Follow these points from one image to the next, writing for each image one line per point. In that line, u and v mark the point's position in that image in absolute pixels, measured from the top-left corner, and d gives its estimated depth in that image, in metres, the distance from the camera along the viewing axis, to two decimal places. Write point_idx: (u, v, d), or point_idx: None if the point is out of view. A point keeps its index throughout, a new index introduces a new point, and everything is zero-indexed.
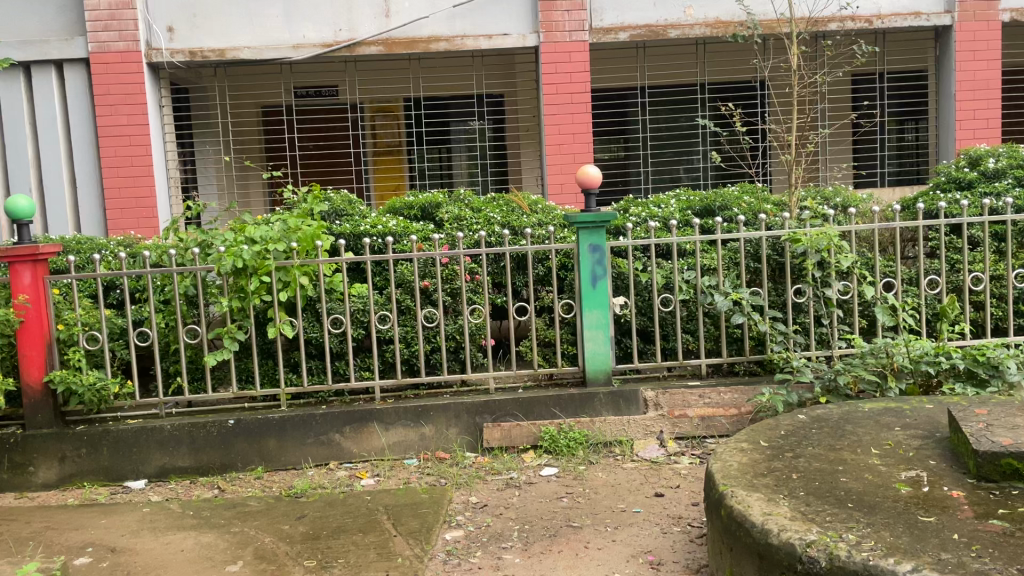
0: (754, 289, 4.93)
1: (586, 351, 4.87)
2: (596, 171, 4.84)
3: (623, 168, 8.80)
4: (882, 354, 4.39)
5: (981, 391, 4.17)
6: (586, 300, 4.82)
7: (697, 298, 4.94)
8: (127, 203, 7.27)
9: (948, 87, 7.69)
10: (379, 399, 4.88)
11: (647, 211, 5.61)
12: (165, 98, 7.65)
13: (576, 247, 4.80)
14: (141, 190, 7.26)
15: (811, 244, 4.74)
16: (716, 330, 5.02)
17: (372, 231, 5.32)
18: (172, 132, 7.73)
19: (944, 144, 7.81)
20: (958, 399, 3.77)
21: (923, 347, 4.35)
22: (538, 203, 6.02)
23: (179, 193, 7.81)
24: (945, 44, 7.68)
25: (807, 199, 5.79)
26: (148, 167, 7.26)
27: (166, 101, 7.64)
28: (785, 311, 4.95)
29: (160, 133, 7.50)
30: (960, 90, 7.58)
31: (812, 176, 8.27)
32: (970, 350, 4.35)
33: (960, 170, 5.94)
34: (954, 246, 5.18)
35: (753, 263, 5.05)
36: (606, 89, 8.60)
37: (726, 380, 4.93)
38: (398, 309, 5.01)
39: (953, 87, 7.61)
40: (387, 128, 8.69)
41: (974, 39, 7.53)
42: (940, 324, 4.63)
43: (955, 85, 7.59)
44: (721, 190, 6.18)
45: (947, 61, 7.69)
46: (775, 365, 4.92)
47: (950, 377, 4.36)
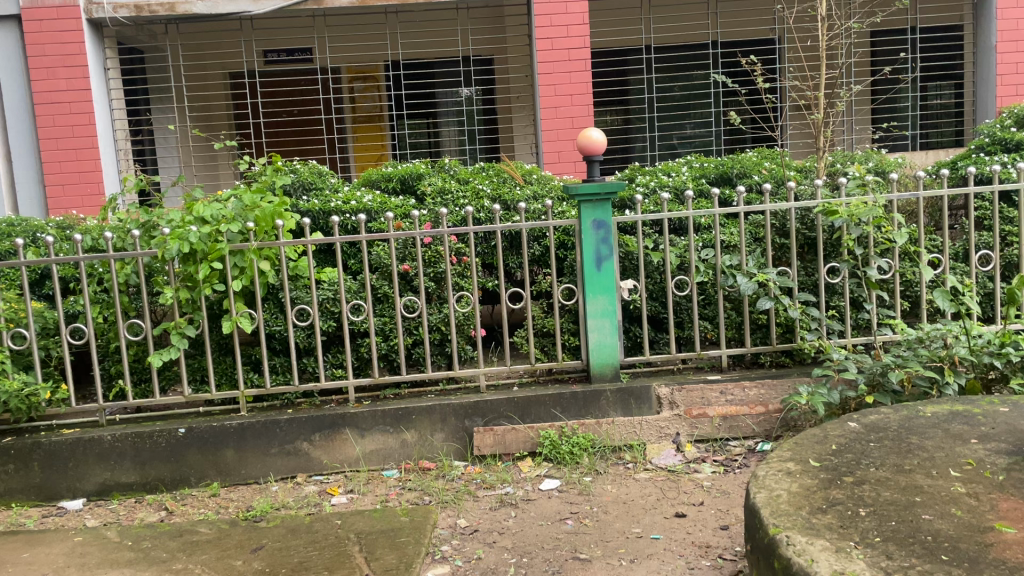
0: (781, 269, 4.31)
1: (590, 343, 4.25)
2: (601, 134, 4.15)
3: (624, 137, 8.10)
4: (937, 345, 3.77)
5: None
6: (590, 285, 4.21)
7: (716, 280, 4.34)
8: (69, 177, 6.57)
9: (987, 38, 7.04)
10: (354, 401, 4.25)
11: (654, 181, 4.98)
12: (111, 59, 6.93)
13: (578, 224, 4.18)
14: (85, 162, 6.57)
15: (849, 216, 4.10)
16: (737, 317, 4.40)
17: (343, 207, 4.67)
18: (121, 98, 7.01)
19: (982, 100, 7.15)
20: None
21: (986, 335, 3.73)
22: (532, 172, 5.38)
23: (130, 165, 7.10)
24: None
25: (834, 164, 5.15)
26: (91, 136, 6.55)
27: (111, 63, 6.93)
28: (818, 293, 4.32)
29: (106, 99, 6.78)
30: (1002, 41, 6.92)
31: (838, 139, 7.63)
32: None
33: (1006, 130, 5.29)
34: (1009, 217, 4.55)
35: (779, 239, 4.42)
36: (604, 49, 7.93)
37: (751, 374, 4.31)
38: (376, 297, 4.36)
39: (993, 38, 6.95)
40: (366, 93, 8.02)
41: None
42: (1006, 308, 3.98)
43: (996, 35, 6.93)
44: (736, 155, 5.54)
45: (986, 10, 7.04)
46: (807, 355, 4.31)
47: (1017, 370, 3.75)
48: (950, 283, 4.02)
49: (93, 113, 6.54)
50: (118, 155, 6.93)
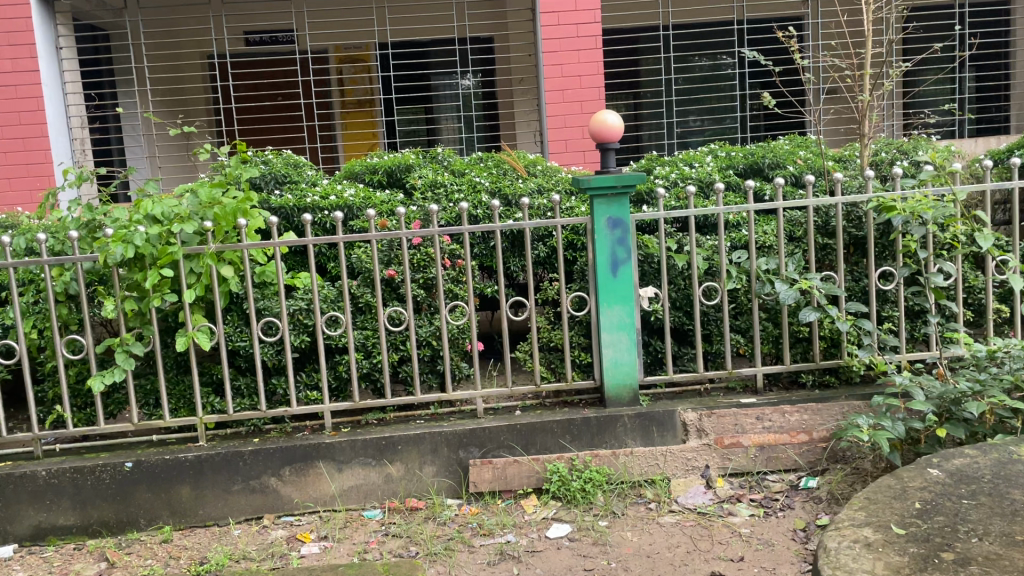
0: (826, 273, 3.71)
1: (604, 360, 3.67)
2: (617, 118, 3.56)
3: (635, 126, 7.49)
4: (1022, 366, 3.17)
5: None
6: (605, 293, 3.62)
7: (750, 287, 3.75)
8: (15, 170, 5.98)
9: None
10: (331, 428, 3.67)
11: (675, 171, 4.41)
12: (66, 39, 6.31)
13: (589, 221, 3.60)
14: (33, 154, 5.97)
15: (908, 212, 3.50)
16: (775, 329, 3.80)
17: (320, 203, 4.09)
18: (77, 82, 6.40)
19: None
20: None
21: None
22: (536, 163, 4.79)
23: (86, 156, 6.50)
24: None
25: (879, 153, 4.56)
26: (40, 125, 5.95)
27: (66, 43, 6.31)
28: (869, 302, 3.72)
29: (59, 83, 6.18)
30: None
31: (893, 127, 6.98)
32: None
33: None
34: None
35: (823, 240, 3.82)
36: (613, 31, 7.35)
37: (791, 396, 3.72)
38: (356, 307, 3.76)
39: None
40: (357, 80, 7.46)
41: None
42: None
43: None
44: (766, 142, 4.96)
45: None
46: (855, 374, 3.72)
47: None
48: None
49: (43, 99, 5.94)
50: (72, 147, 6.32)
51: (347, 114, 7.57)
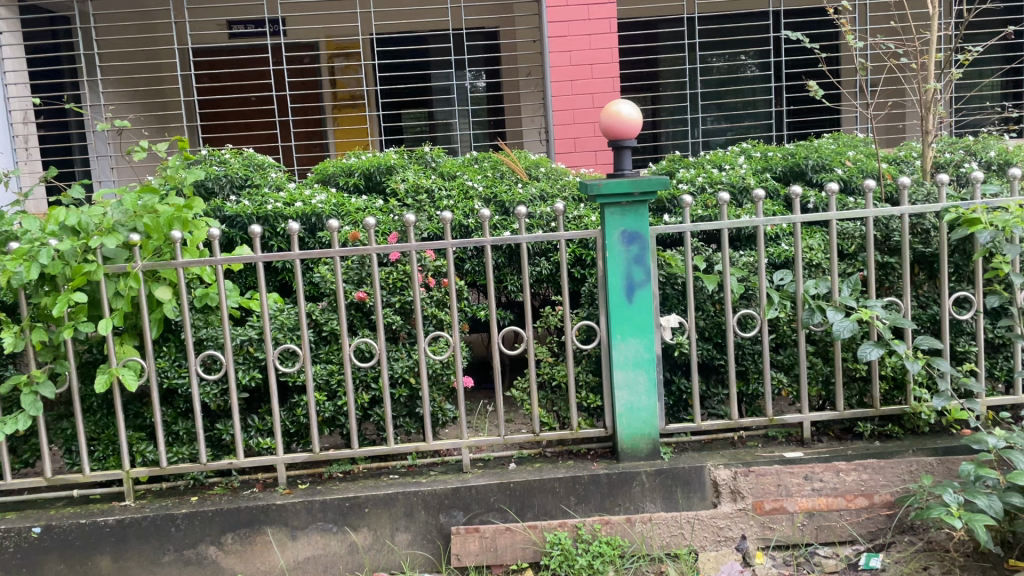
0: (889, 299, 3.05)
1: (617, 405, 3.02)
2: (634, 109, 2.91)
3: (652, 126, 6.84)
4: None
5: None
6: (618, 322, 2.96)
7: (795, 315, 3.09)
8: None
9: None
10: (285, 484, 3.03)
11: (702, 175, 3.78)
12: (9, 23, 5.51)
13: (599, 235, 2.95)
14: None
15: (999, 227, 2.83)
16: (825, 367, 3.14)
17: (284, 212, 3.47)
18: (23, 73, 5.59)
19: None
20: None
21: None
22: (540, 163, 4.16)
23: (33, 158, 5.68)
24: None
25: (943, 153, 3.90)
26: None
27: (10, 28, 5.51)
28: (942, 334, 3.05)
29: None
30: None
31: (969, 126, 6.14)
32: None
33: None
34: None
35: (883, 257, 3.15)
36: (630, 20, 6.71)
37: (846, 449, 3.05)
38: (318, 337, 3.12)
39: None
40: (348, 73, 6.90)
41: None
42: None
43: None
44: (806, 141, 4.31)
45: None
46: (923, 423, 3.05)
47: None
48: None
49: None
50: (14, 146, 5.45)
51: (339, 111, 6.97)
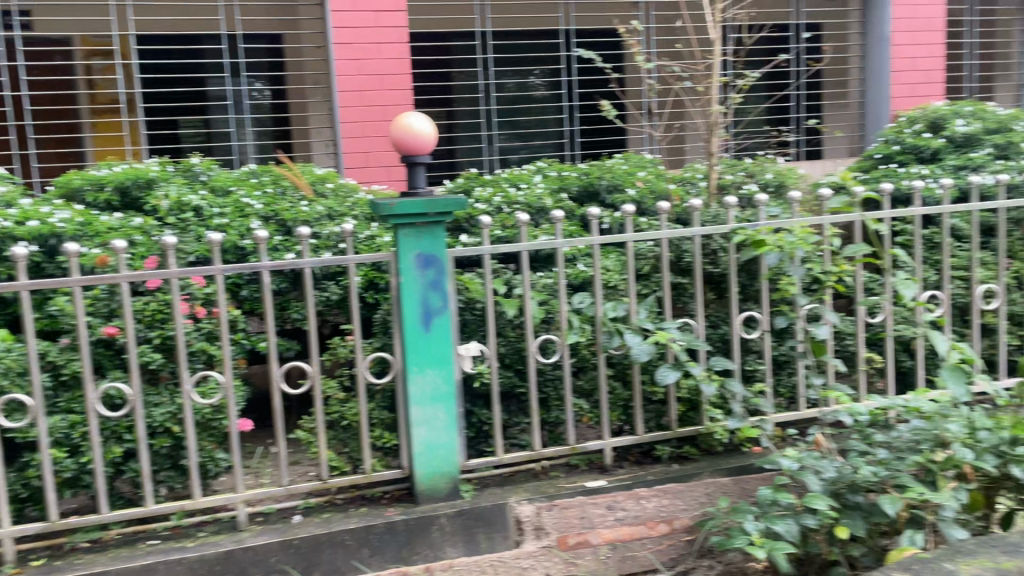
0: (683, 321, 3.05)
1: (415, 443, 2.77)
2: (427, 124, 2.70)
3: (448, 141, 6.69)
4: (937, 446, 2.48)
5: None
6: (414, 354, 2.73)
7: (596, 340, 3.02)
8: None
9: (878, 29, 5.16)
10: (12, 561, 2.50)
11: (499, 194, 3.65)
12: None
13: (393, 258, 2.71)
14: None
15: (783, 249, 2.91)
16: (624, 392, 3.09)
17: (12, 231, 2.91)
18: None
19: (872, 104, 5.23)
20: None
21: (993, 430, 2.48)
22: (326, 177, 3.83)
23: None
24: None
25: (725, 176, 4.00)
26: None
27: None
28: (731, 355, 3.11)
29: None
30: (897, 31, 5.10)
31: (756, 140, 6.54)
32: None
33: (917, 135, 4.18)
34: (958, 238, 3.41)
35: (677, 278, 3.15)
36: (422, 33, 6.54)
37: (647, 474, 3.01)
38: (57, 382, 2.62)
39: (886, 27, 5.10)
40: (107, 74, 6.21)
41: None
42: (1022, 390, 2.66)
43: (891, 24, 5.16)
44: (600, 161, 4.28)
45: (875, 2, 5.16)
46: (719, 444, 3.07)
47: None
48: (951, 354, 2.73)
49: None
50: None
51: (98, 116, 6.23)
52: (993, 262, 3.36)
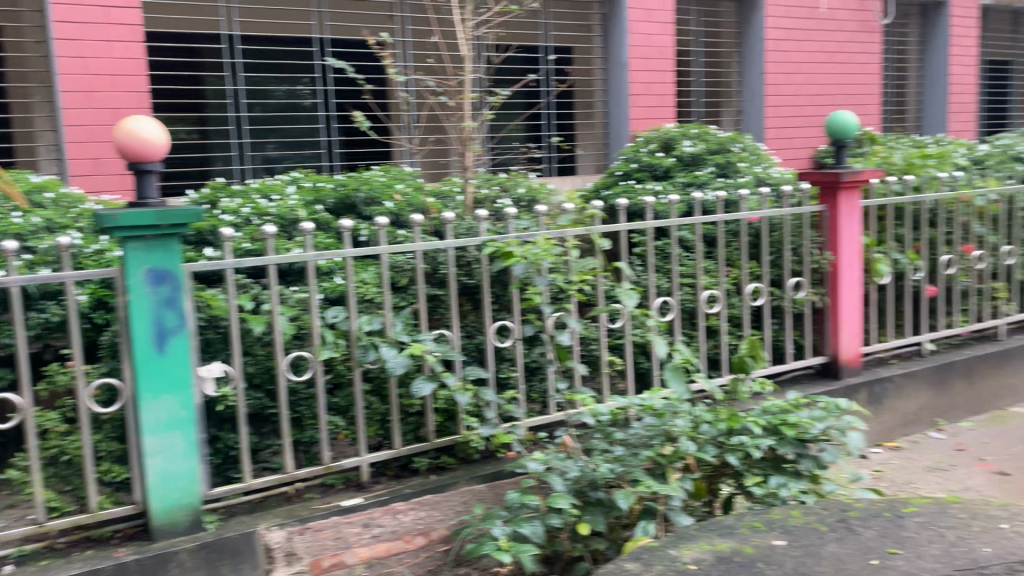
0: (438, 332, 3.06)
1: (150, 474, 2.55)
2: (158, 129, 2.52)
3: (201, 148, 6.29)
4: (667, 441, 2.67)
5: (803, 496, 2.61)
6: (146, 378, 2.51)
7: (350, 355, 2.95)
8: None
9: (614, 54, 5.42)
10: None
11: (248, 206, 3.47)
12: None
13: (121, 274, 2.49)
14: None
15: (530, 260, 3.03)
16: (381, 406, 3.05)
17: None
18: None
19: (615, 120, 5.46)
20: (830, 515, 2.31)
21: (714, 423, 2.72)
22: (48, 185, 3.44)
23: None
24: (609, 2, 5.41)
25: (480, 190, 4.10)
26: None
27: None
28: (485, 364, 3.17)
29: None
30: (634, 57, 5.38)
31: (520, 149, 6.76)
32: (770, 415, 2.77)
33: (652, 154, 4.53)
34: (686, 248, 3.72)
35: (432, 290, 3.16)
36: (169, 32, 6.13)
37: (404, 488, 2.98)
38: None
39: (623, 53, 5.36)
40: None
41: (648, 19, 5.43)
42: (740, 385, 2.94)
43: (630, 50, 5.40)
44: (357, 172, 4.21)
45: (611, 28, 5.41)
46: (474, 452, 3.12)
47: (755, 466, 2.74)
48: (675, 355, 2.95)
49: None
50: None
51: None
52: (716, 269, 3.69)
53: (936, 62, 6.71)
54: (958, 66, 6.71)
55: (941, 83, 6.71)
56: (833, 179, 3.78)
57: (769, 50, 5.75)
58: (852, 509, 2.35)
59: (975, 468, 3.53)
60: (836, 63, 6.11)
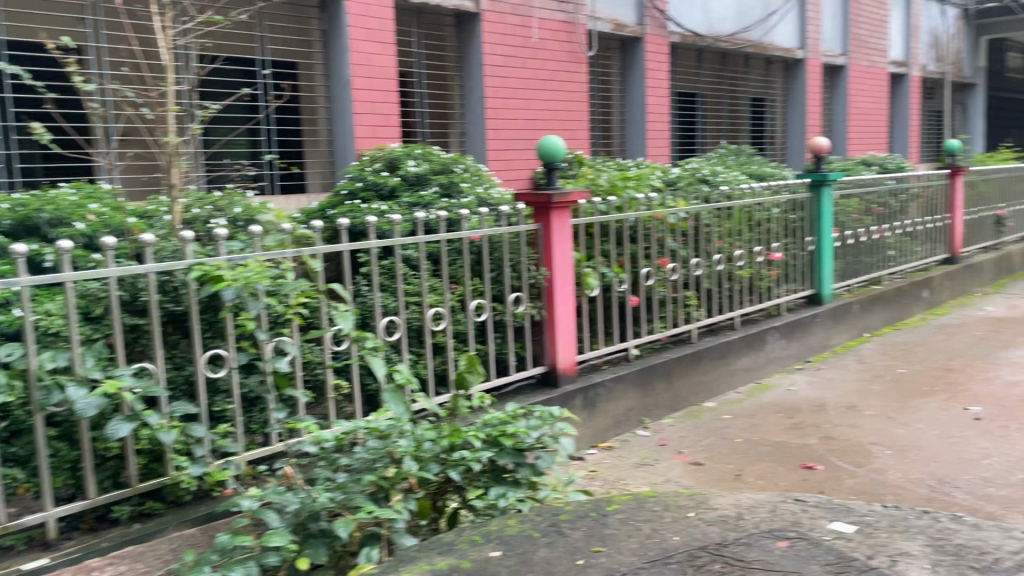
0: (138, 366, 2.79)
1: None
2: None
3: None
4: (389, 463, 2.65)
5: (521, 505, 2.71)
6: None
7: (29, 398, 2.59)
8: None
9: (337, 73, 5.35)
10: None
11: None
12: None
13: None
14: None
15: (241, 284, 2.85)
16: (72, 452, 2.71)
17: None
18: None
19: (340, 141, 5.36)
20: (543, 521, 2.42)
21: (434, 441, 2.74)
22: None
23: None
24: (331, 20, 5.32)
25: (191, 210, 3.82)
26: None
27: None
28: (195, 397, 2.93)
29: None
30: (356, 77, 5.32)
31: None
32: (489, 428, 2.85)
33: (376, 173, 4.51)
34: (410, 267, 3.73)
35: (131, 319, 2.87)
36: None
37: (101, 542, 2.67)
38: None
39: (346, 72, 5.29)
40: None
41: (370, 39, 5.40)
42: (459, 400, 2.99)
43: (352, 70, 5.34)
44: (43, 190, 3.74)
45: (335, 45, 5.33)
46: (186, 492, 2.87)
47: (476, 479, 2.80)
48: (394, 376, 2.91)
49: None
50: None
51: None
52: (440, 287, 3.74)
53: (634, 94, 7.41)
54: (653, 98, 7.43)
55: (640, 113, 7.39)
56: (545, 200, 4.02)
57: (487, 75, 6.02)
58: (561, 513, 2.49)
59: (674, 460, 3.89)
60: (549, 90, 6.51)
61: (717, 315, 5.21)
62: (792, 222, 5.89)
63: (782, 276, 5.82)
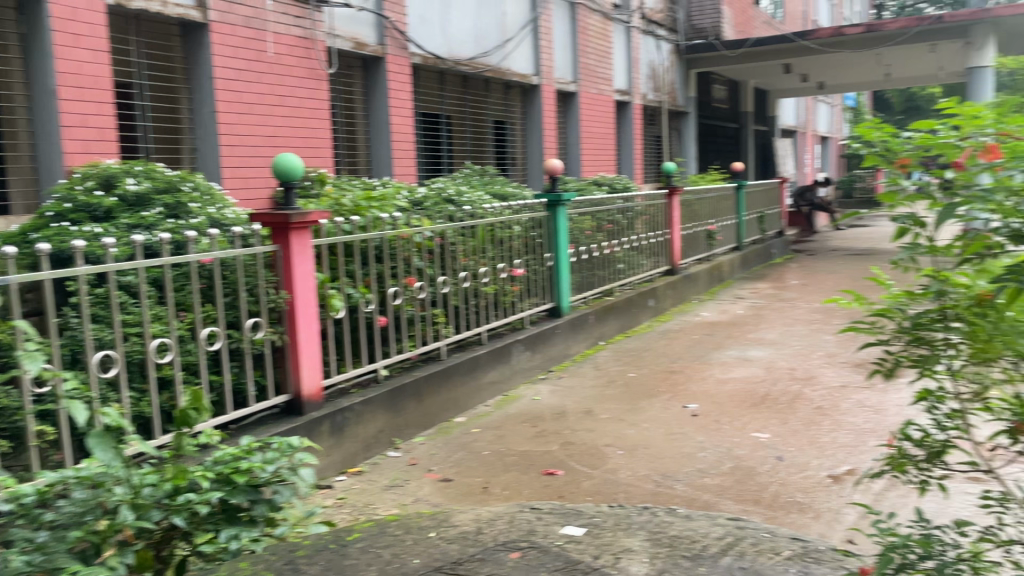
0: None
1: None
2: None
3: None
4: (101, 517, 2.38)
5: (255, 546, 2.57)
6: None
7: None
8: None
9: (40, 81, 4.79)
10: None
11: None
12: None
13: None
14: None
15: None
16: None
17: None
18: None
19: (44, 156, 4.77)
20: (281, 560, 2.78)
21: (155, 487, 2.52)
22: None
23: None
24: (32, 22, 4.75)
25: None
26: None
27: None
28: None
29: None
30: (63, 85, 4.78)
31: None
32: (220, 466, 2.66)
33: (89, 193, 4.07)
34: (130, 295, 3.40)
35: None
36: None
37: None
38: None
39: (50, 80, 4.74)
40: None
41: (78, 45, 4.88)
42: (183, 438, 2.77)
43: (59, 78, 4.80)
44: None
45: (37, 50, 4.76)
46: None
47: (203, 523, 2.62)
48: (101, 420, 2.56)
49: None
50: None
51: None
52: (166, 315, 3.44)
53: (377, 113, 7.39)
54: (396, 117, 7.46)
55: (384, 132, 7.39)
56: (283, 220, 3.87)
57: (219, 90, 5.71)
58: (300, 549, 2.86)
59: (423, 479, 3.89)
60: (288, 107, 6.30)
61: (464, 332, 5.30)
62: (532, 239, 6.16)
63: (524, 291, 6.06)
